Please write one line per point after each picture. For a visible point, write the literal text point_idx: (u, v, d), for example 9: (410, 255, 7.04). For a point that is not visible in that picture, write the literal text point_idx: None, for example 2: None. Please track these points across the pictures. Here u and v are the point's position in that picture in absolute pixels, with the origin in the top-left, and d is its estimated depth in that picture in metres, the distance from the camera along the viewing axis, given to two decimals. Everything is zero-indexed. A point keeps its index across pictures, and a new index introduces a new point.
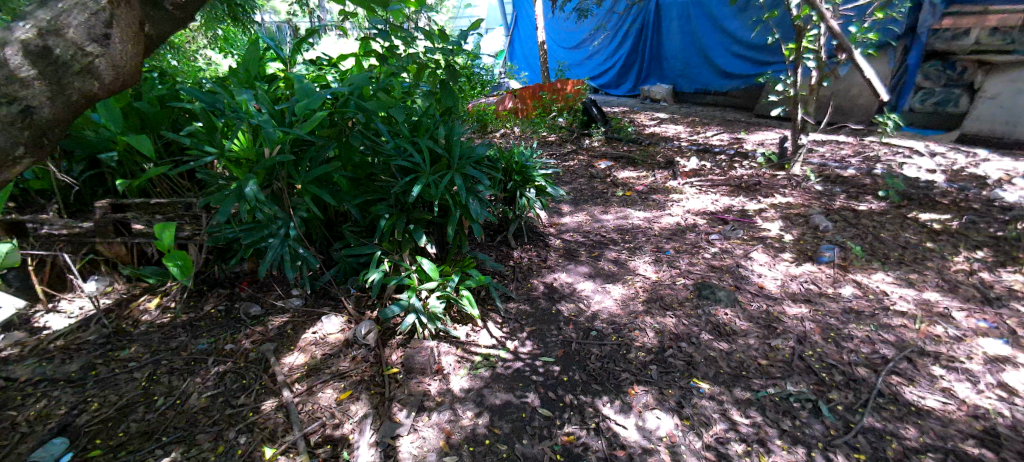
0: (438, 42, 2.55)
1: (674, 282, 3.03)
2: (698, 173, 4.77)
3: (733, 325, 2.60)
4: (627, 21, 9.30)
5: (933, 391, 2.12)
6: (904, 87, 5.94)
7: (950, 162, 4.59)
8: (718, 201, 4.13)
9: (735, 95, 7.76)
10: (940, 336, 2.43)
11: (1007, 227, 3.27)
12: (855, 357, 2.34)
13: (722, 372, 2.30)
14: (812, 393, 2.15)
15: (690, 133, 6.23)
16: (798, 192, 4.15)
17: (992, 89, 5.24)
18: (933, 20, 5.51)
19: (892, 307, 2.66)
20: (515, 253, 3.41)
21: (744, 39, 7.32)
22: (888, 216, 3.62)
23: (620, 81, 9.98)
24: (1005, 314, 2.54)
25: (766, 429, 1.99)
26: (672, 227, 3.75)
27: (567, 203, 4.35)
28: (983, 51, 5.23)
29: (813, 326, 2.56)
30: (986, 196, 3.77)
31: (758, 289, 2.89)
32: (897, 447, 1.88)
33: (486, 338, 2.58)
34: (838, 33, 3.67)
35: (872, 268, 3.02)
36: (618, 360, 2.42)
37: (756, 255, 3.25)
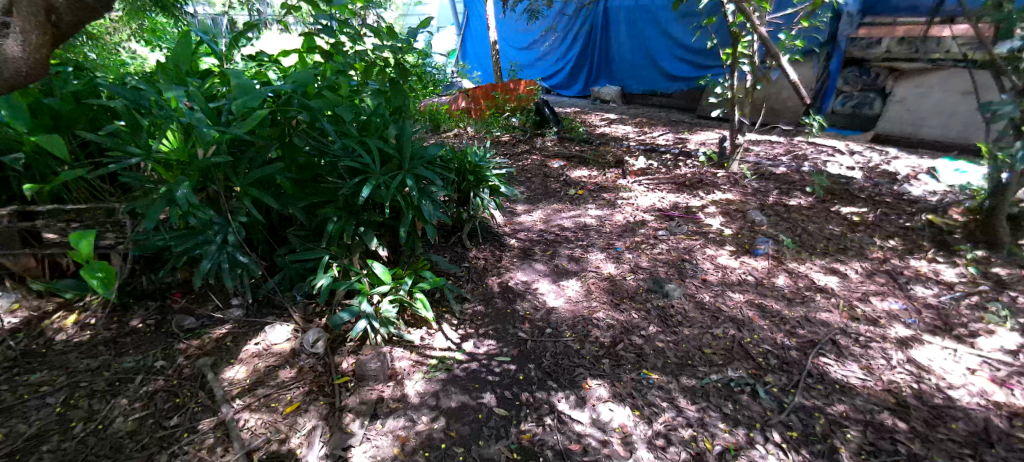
0: (387, 40, 2.47)
1: (626, 277, 3.10)
2: (646, 172, 4.91)
3: (680, 316, 2.70)
4: (577, 24, 9.49)
5: (856, 369, 2.29)
6: (827, 91, 6.39)
7: (866, 160, 4.99)
8: (665, 199, 4.27)
9: (679, 97, 8.08)
10: (860, 319, 2.63)
11: (914, 218, 3.60)
12: (788, 341, 2.49)
13: (669, 362, 2.38)
14: (750, 378, 2.26)
15: (638, 133, 6.41)
16: (737, 189, 4.37)
17: (901, 93, 5.75)
18: (851, 29, 5.99)
19: (819, 294, 2.85)
20: (470, 253, 3.38)
21: (687, 43, 7.60)
22: (815, 210, 3.89)
23: (571, 82, 10.13)
24: (914, 297, 2.79)
25: (709, 414, 2.08)
26: (623, 224, 3.84)
27: (521, 203, 4.36)
28: (893, 58, 5.68)
29: (751, 314, 2.70)
30: (896, 191, 4.13)
31: (702, 281, 3.02)
32: (825, 422, 2.02)
33: (442, 341, 2.54)
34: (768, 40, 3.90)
35: (802, 258, 3.23)
36: (571, 356, 2.44)
37: (701, 249, 3.38)
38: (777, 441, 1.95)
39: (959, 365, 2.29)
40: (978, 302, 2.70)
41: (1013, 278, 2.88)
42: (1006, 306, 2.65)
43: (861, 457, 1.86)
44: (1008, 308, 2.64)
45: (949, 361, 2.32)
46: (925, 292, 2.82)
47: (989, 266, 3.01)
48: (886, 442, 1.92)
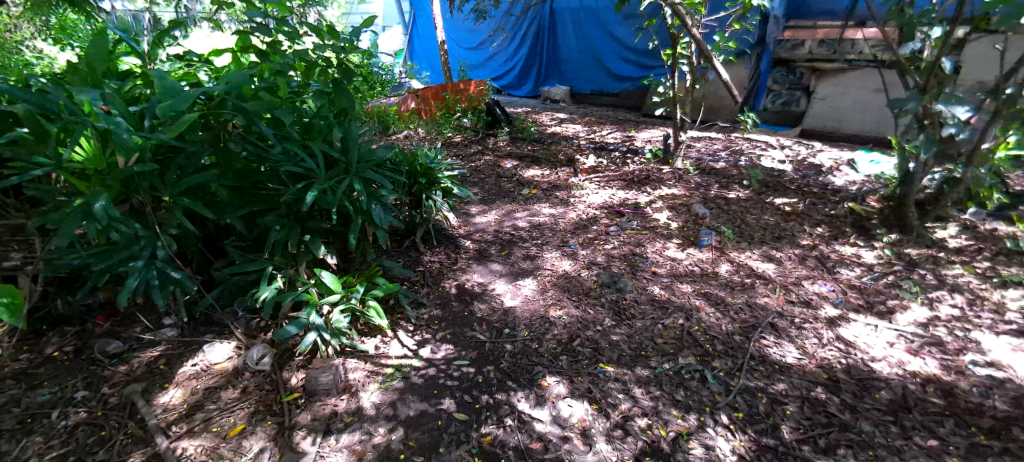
0: (328, 39, 2.37)
1: (580, 273, 3.14)
2: (597, 169, 5.00)
3: (633, 309, 2.76)
4: (524, 25, 9.55)
5: (792, 350, 2.42)
6: (758, 90, 6.77)
7: (794, 154, 5.32)
8: (615, 195, 4.36)
9: (624, 96, 8.31)
10: (796, 302, 2.79)
11: (838, 207, 3.87)
12: (731, 326, 2.60)
13: (624, 354, 2.43)
14: (699, 364, 2.34)
15: (587, 132, 6.52)
16: (681, 184, 4.53)
17: (822, 91, 6.15)
18: (778, 32, 6.33)
19: (757, 281, 3.00)
20: (425, 257, 3.31)
21: (631, 44, 7.83)
22: (752, 201, 4.09)
23: (521, 82, 10.16)
24: (841, 278, 2.99)
25: (663, 402, 2.14)
26: (576, 222, 3.89)
27: (475, 203, 4.33)
28: (815, 59, 6.08)
29: (698, 303, 2.80)
30: (822, 181, 4.43)
31: (653, 274, 3.10)
32: (767, 402, 2.13)
33: (398, 349, 2.47)
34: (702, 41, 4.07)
35: (742, 248, 3.39)
36: (530, 355, 2.44)
37: (650, 243, 3.48)
38: (725, 423, 2.03)
39: (881, 339, 2.48)
40: (897, 281, 2.93)
41: (924, 257, 3.15)
42: (919, 283, 2.89)
43: (801, 432, 1.98)
44: (920, 285, 2.88)
45: (872, 336, 2.50)
46: (851, 274, 3.03)
47: (904, 248, 3.28)
48: (821, 416, 2.05)
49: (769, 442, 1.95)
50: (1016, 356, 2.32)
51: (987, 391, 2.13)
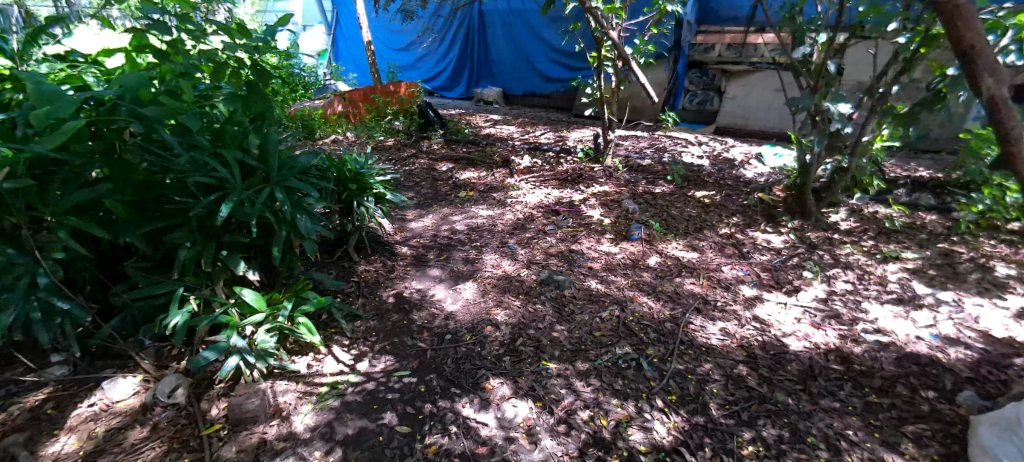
0: (238, 39, 2.19)
1: (519, 273, 3.14)
2: (532, 170, 5.05)
3: (572, 305, 2.80)
4: (453, 25, 9.47)
5: (716, 332, 2.57)
6: (676, 91, 7.12)
7: (711, 149, 5.67)
8: (550, 194, 4.41)
9: (555, 97, 8.48)
10: (719, 288, 2.95)
11: (750, 197, 4.17)
12: (662, 314, 2.72)
13: (565, 350, 2.46)
14: (635, 353, 2.42)
15: (521, 133, 6.58)
16: (612, 181, 4.68)
17: (732, 91, 6.63)
18: (691, 36, 6.66)
19: (684, 269, 3.15)
20: (359, 266, 3.18)
21: (557, 46, 8.00)
22: (675, 195, 4.31)
23: (453, 84, 10.06)
24: (755, 263, 3.22)
25: (603, 393, 2.18)
26: (513, 222, 3.89)
27: (410, 208, 4.21)
28: (724, 62, 6.57)
29: (633, 294, 2.89)
30: (736, 174, 4.75)
31: (589, 269, 3.17)
32: (696, 383, 2.24)
33: (332, 365, 2.34)
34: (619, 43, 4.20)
35: (669, 239, 3.55)
36: (473, 359, 2.40)
37: (586, 240, 3.55)
38: (661, 406, 2.11)
39: (790, 316, 2.69)
40: (802, 262, 3.20)
41: (823, 239, 3.46)
42: (820, 263, 3.17)
43: (727, 408, 2.10)
44: (819, 265, 3.15)
45: (782, 313, 2.71)
46: (763, 258, 3.27)
47: (806, 232, 3.57)
48: (743, 391, 2.19)
49: (700, 420, 2.05)
50: (899, 321, 2.60)
51: (876, 353, 2.37)
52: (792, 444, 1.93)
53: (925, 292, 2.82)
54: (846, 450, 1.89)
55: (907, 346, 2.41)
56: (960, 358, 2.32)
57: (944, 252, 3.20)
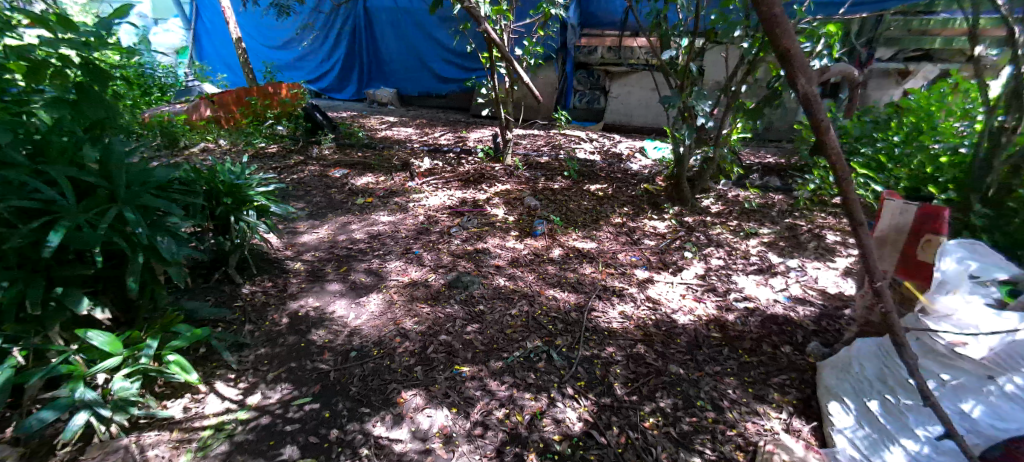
0: (61, 32, 1.83)
1: (427, 278, 3.02)
2: (432, 172, 4.91)
3: (481, 305, 2.76)
4: (336, 22, 8.95)
5: (616, 316, 2.68)
6: (567, 92, 7.36)
7: (601, 145, 5.97)
8: (454, 196, 4.33)
9: (451, 97, 8.41)
10: (616, 274, 3.09)
11: (639, 187, 4.45)
12: (567, 303, 2.78)
13: (477, 351, 2.40)
14: (545, 345, 2.44)
15: (419, 134, 6.40)
16: (513, 180, 4.71)
17: (615, 90, 7.05)
18: (576, 38, 6.92)
19: (585, 260, 3.26)
20: (244, 289, 2.85)
21: (450, 46, 7.93)
22: (573, 190, 4.45)
23: (343, 85, 9.52)
24: (645, 248, 3.42)
25: (517, 388, 2.17)
26: (416, 226, 3.75)
27: (301, 220, 3.88)
28: (606, 64, 6.95)
29: (539, 288, 2.92)
30: (625, 167, 5.04)
31: (496, 267, 3.14)
32: (601, 367, 2.31)
33: (215, 405, 2.07)
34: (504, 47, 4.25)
35: (569, 233, 3.65)
36: (382, 373, 2.26)
37: (491, 239, 3.52)
38: (571, 394, 2.15)
39: (676, 293, 2.90)
40: (683, 243, 3.47)
41: (698, 222, 3.79)
42: (697, 244, 3.46)
43: (629, 386, 2.20)
44: (696, 245, 3.44)
45: (670, 291, 2.91)
46: (652, 243, 3.50)
47: (684, 217, 3.88)
48: (642, 368, 2.31)
49: (607, 401, 2.12)
50: (761, 289, 2.92)
51: (746, 318, 2.64)
52: (686, 409, 2.08)
53: (778, 261, 3.21)
54: (728, 408, 2.08)
55: (769, 308, 2.72)
56: (806, 313, 2.66)
57: (789, 227, 3.67)
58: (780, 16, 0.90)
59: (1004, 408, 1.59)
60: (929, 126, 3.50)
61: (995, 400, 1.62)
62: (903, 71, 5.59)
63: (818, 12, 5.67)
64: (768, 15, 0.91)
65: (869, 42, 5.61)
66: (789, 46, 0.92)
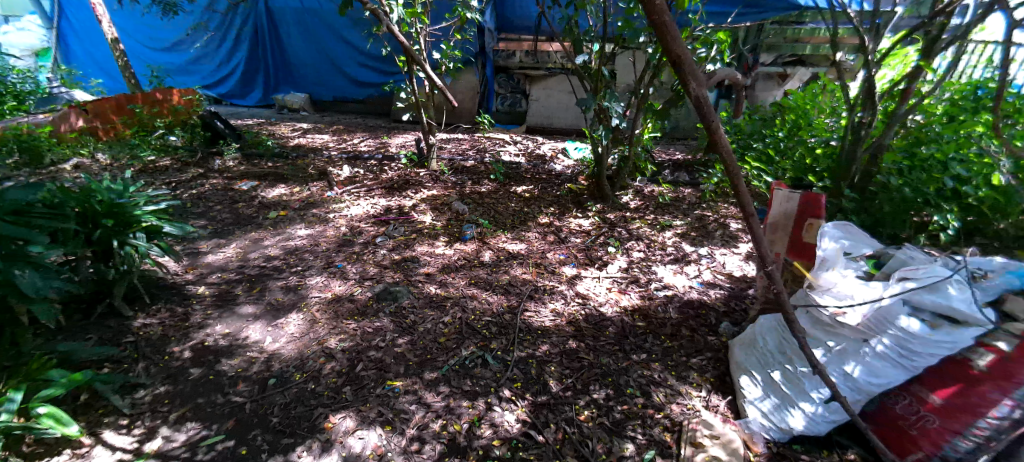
0: None
1: (353, 292, 2.83)
2: (353, 180, 4.66)
3: (413, 315, 2.64)
4: (235, 22, 8.30)
5: (548, 314, 2.68)
6: (489, 95, 7.35)
7: (526, 147, 6.02)
8: (378, 204, 4.13)
9: (369, 102, 8.11)
10: (546, 274, 3.09)
11: (563, 187, 4.52)
12: (499, 306, 2.74)
13: (410, 364, 2.30)
14: (480, 350, 2.38)
15: (337, 141, 6.07)
16: (439, 185, 4.60)
17: (535, 94, 7.17)
18: (494, 42, 6.95)
19: (516, 261, 3.24)
20: (136, 322, 2.52)
21: (364, 49, 7.65)
22: (500, 193, 4.42)
23: (246, 91, 8.82)
24: (572, 245, 3.47)
25: (453, 398, 2.10)
26: (337, 238, 3.52)
27: (204, 239, 3.51)
28: (525, 67, 7.07)
29: (472, 293, 2.86)
30: (550, 168, 5.11)
31: (426, 275, 3.03)
32: (536, 366, 2.30)
33: (104, 458, 1.81)
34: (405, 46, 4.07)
35: (499, 235, 3.61)
36: (307, 399, 2.08)
37: (420, 246, 3.39)
38: (508, 396, 2.12)
39: (603, 286, 2.97)
40: (607, 239, 3.57)
41: (619, 218, 3.92)
42: (619, 239, 3.57)
43: (564, 382, 2.21)
44: (618, 240, 3.55)
45: (597, 285, 2.98)
46: (578, 240, 3.56)
47: (606, 213, 4.00)
48: (575, 362, 2.33)
49: (544, 399, 2.11)
50: (677, 277, 3.07)
51: (666, 306, 2.76)
52: (618, 398, 2.12)
53: (690, 250, 3.40)
54: (655, 391, 2.15)
55: (685, 294, 2.87)
56: (717, 296, 2.85)
57: (698, 218, 3.90)
58: (667, 24, 1.14)
59: (878, 366, 1.79)
60: (808, 122, 3.92)
61: (871, 360, 1.80)
62: (783, 73, 6.20)
63: (710, 20, 6.16)
64: (660, 22, 1.15)
65: (754, 49, 6.15)
66: (679, 50, 1.17)
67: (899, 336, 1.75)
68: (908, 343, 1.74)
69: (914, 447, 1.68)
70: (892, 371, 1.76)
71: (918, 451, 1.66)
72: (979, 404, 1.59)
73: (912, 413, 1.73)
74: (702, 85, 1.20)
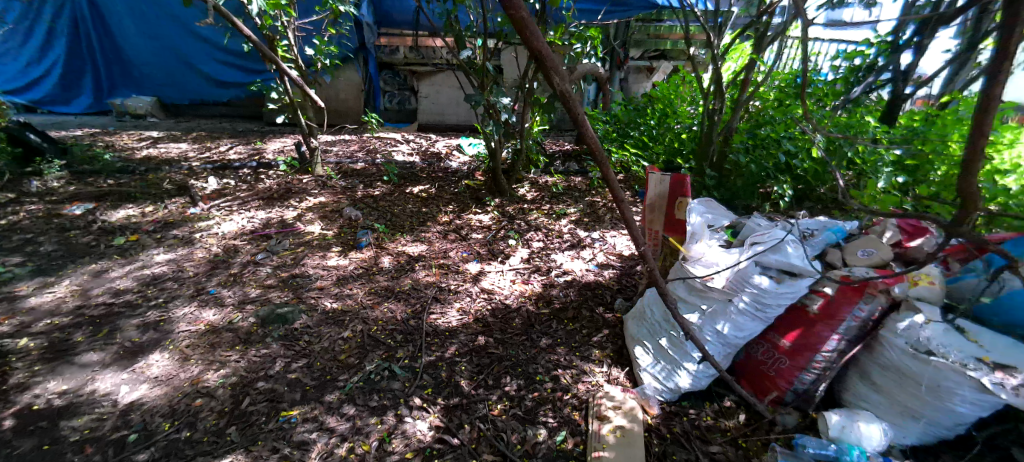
0: None
1: (233, 320, 2.54)
2: (221, 193, 4.17)
3: (307, 336, 2.45)
4: (48, 14, 6.99)
5: (454, 313, 2.66)
6: (375, 92, 7.06)
7: (419, 145, 5.85)
8: (256, 218, 3.75)
9: (235, 104, 7.33)
10: (450, 273, 3.05)
11: (460, 185, 4.48)
12: (404, 313, 2.64)
13: (307, 388, 2.14)
14: (385, 362, 2.28)
15: (198, 149, 5.37)
16: (326, 191, 4.29)
17: (424, 90, 7.03)
18: (374, 38, 6.67)
19: (417, 263, 3.14)
20: None
21: (221, 44, 6.88)
22: (395, 195, 4.24)
23: (70, 97, 7.45)
24: (474, 242, 3.47)
25: (360, 416, 1.99)
26: (209, 260, 3.14)
27: (27, 278, 2.92)
28: (410, 63, 6.90)
29: (372, 303, 2.72)
30: (445, 166, 5.04)
31: (320, 290, 2.82)
32: (446, 368, 2.26)
33: None
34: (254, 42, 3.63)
35: (397, 239, 3.47)
36: (183, 449, 1.85)
37: (310, 260, 3.14)
38: (419, 404, 2.06)
39: (507, 279, 3.01)
40: (507, 232, 3.62)
41: (517, 210, 4.00)
42: (519, 231, 3.64)
43: (475, 380, 2.20)
44: (518, 232, 3.62)
45: (501, 279, 3.01)
46: (479, 236, 3.57)
47: (505, 207, 4.05)
48: (484, 358, 2.33)
49: (456, 401, 2.09)
50: (575, 262, 3.21)
51: (566, 290, 2.87)
52: (529, 388, 2.17)
53: (585, 236, 3.58)
54: (562, 374, 2.23)
55: (583, 277, 3.01)
56: (610, 275, 3.04)
57: (590, 204, 4.11)
58: (525, 18, 1.15)
59: (741, 322, 2.02)
60: (673, 110, 4.37)
61: (736, 317, 2.02)
62: (649, 67, 6.83)
63: (581, 17, 6.52)
64: (518, 17, 1.15)
65: (624, 44, 6.63)
66: (538, 44, 1.20)
67: (754, 293, 1.97)
68: (762, 298, 1.96)
69: (773, 386, 2.00)
70: (751, 324, 2.01)
71: (775, 390, 2.00)
72: (816, 342, 1.92)
73: (770, 357, 2.04)
74: (564, 79, 1.26)
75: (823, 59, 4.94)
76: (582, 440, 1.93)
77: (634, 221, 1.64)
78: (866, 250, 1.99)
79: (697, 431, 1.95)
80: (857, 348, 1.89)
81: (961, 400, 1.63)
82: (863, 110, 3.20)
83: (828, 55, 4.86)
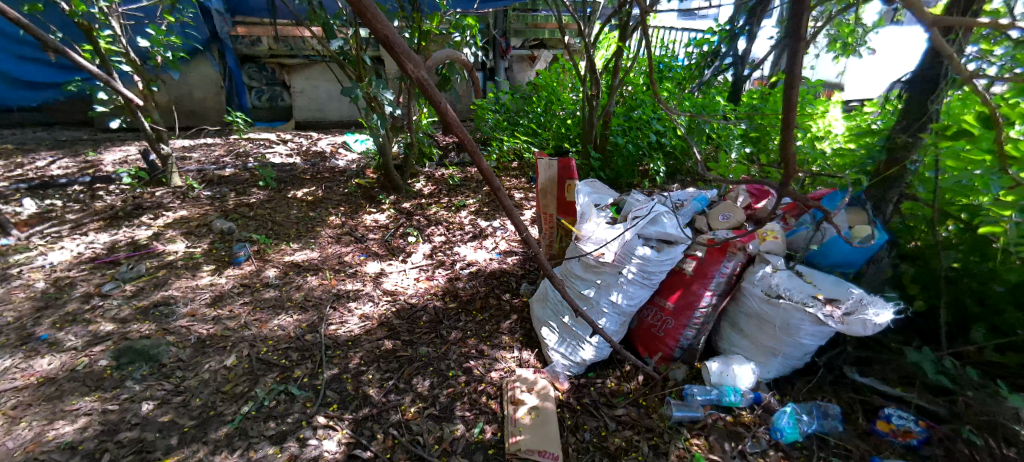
0: None
1: (77, 367, 2.14)
2: (42, 217, 3.46)
3: (180, 371, 2.15)
4: None
5: (356, 321, 2.52)
6: (238, 88, 6.38)
7: (298, 145, 5.39)
8: (96, 242, 3.19)
9: (51, 110, 5.89)
10: (347, 278, 2.88)
11: (348, 184, 4.22)
12: (299, 328, 2.44)
13: (187, 430, 1.89)
14: (280, 384, 2.11)
15: (4, 166, 4.39)
16: (188, 203, 3.78)
17: (297, 85, 6.49)
18: (227, 27, 6.00)
19: (309, 273, 2.91)
20: None
21: (16, 36, 5.47)
22: (275, 201, 3.87)
23: None
24: (370, 243, 3.31)
25: (256, 449, 1.82)
26: (35, 299, 2.61)
27: None
28: (277, 55, 6.28)
29: (258, 321, 2.47)
30: (329, 166, 4.71)
31: (193, 317, 2.49)
32: (352, 380, 2.14)
33: None
34: (33, 29, 2.90)
35: (280, 248, 3.18)
36: None
37: (176, 282, 2.76)
38: (324, 422, 1.94)
39: (410, 278, 2.92)
40: (406, 229, 3.50)
41: (415, 206, 3.88)
42: (418, 227, 3.55)
43: (385, 387, 2.12)
44: (418, 228, 3.52)
45: (403, 278, 2.92)
46: (375, 236, 3.41)
47: (401, 204, 3.91)
48: (393, 363, 2.25)
49: (366, 413, 1.99)
50: (478, 253, 3.22)
51: (472, 282, 2.87)
52: (442, 385, 2.13)
53: (485, 225, 3.58)
54: (473, 366, 2.24)
55: (487, 267, 3.03)
56: (514, 261, 3.09)
57: (487, 193, 4.11)
58: (366, 2, 1.00)
59: (631, 291, 2.18)
60: (557, 97, 4.51)
61: (626, 287, 2.17)
62: (531, 56, 6.92)
63: (458, 5, 6.44)
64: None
65: (504, 33, 6.69)
66: (386, 31, 1.05)
67: (640, 263, 2.13)
68: (646, 266, 2.13)
69: (663, 346, 2.21)
70: (640, 291, 2.18)
71: (666, 348, 2.21)
72: (693, 301, 2.15)
73: (659, 319, 2.25)
74: (420, 67, 1.12)
75: (678, 45, 5.48)
76: (499, 427, 1.96)
77: (519, 216, 1.53)
78: (726, 214, 2.24)
79: (603, 399, 2.08)
80: (726, 300, 2.15)
81: (805, 333, 1.94)
82: (713, 91, 3.65)
83: (681, 43, 5.39)
